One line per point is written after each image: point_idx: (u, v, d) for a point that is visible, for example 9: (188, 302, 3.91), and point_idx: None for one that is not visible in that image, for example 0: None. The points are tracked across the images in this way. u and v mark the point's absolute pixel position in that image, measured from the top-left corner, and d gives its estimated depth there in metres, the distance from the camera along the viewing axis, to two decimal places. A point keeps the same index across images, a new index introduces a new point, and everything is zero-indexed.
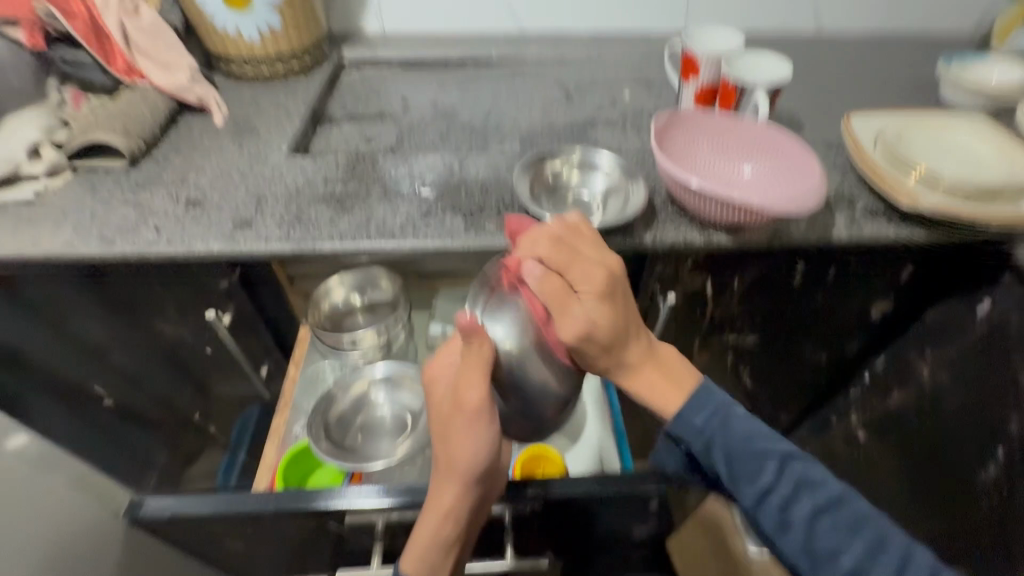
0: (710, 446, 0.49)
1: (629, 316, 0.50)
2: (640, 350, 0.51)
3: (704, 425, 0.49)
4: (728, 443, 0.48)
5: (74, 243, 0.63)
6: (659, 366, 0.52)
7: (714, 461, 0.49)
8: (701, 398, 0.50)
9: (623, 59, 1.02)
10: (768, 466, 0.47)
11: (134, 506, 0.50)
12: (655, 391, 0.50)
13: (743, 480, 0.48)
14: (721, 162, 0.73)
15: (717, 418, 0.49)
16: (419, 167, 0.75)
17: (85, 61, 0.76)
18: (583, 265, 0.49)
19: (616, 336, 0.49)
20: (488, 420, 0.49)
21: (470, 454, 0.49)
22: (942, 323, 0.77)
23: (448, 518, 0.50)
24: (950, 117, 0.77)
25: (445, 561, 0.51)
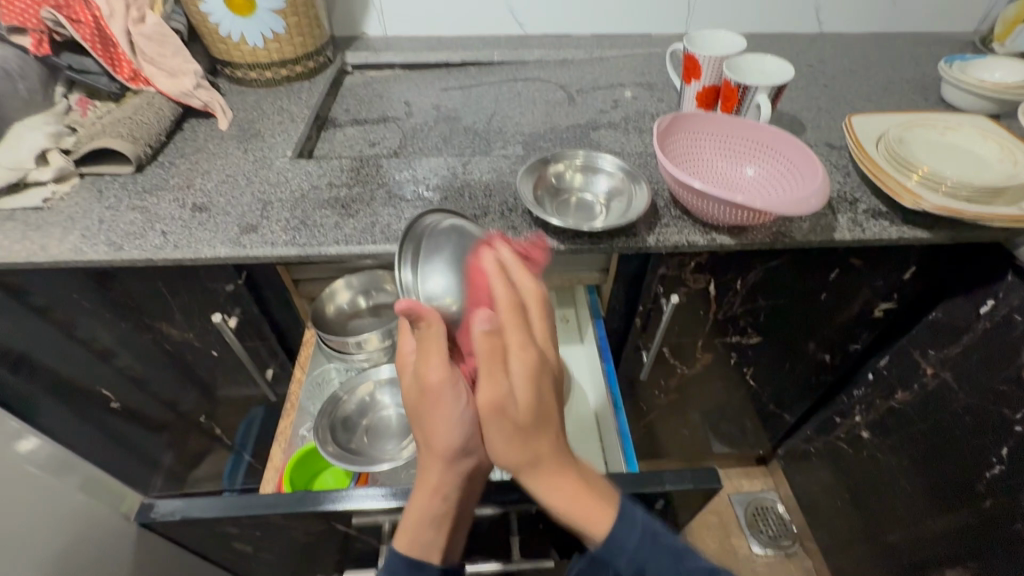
0: (641, 575, 0.42)
1: (553, 417, 0.44)
2: (558, 456, 0.44)
3: (632, 561, 0.42)
4: (657, 573, 0.42)
5: (82, 248, 0.63)
6: (575, 477, 0.44)
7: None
8: (626, 518, 0.43)
9: (624, 61, 1.03)
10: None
11: (144, 510, 0.51)
12: (567, 498, 0.43)
13: None
14: (723, 164, 0.73)
15: (645, 545, 0.42)
16: (422, 170, 0.76)
17: (92, 68, 0.77)
18: (513, 340, 0.43)
19: (534, 419, 0.43)
20: (458, 398, 0.46)
21: (445, 433, 0.46)
22: (945, 323, 0.77)
23: (436, 492, 0.46)
24: (953, 118, 0.77)
25: (439, 539, 0.47)
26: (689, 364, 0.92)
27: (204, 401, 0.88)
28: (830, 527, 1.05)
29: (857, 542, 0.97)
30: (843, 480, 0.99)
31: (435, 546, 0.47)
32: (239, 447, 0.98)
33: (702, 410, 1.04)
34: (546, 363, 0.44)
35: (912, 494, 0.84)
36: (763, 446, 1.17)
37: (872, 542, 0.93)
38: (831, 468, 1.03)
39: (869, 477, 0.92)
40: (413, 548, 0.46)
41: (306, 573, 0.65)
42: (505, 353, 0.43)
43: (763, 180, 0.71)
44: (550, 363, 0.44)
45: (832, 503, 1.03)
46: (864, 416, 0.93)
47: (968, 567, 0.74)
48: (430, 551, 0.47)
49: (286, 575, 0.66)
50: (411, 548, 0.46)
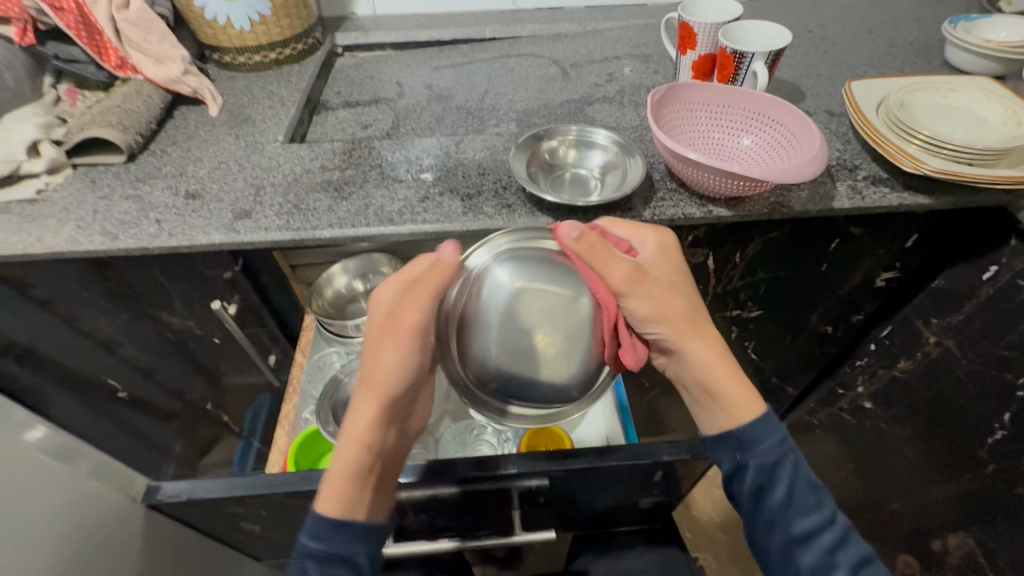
0: (770, 470, 0.48)
1: (690, 314, 0.51)
2: (704, 348, 0.51)
3: (775, 449, 0.48)
4: (784, 476, 0.48)
5: (78, 238, 0.63)
6: (727, 363, 0.51)
7: (770, 490, 0.48)
8: (768, 420, 0.50)
9: (619, 33, 1.01)
10: (820, 507, 0.48)
11: (151, 492, 0.52)
12: (725, 385, 0.50)
13: (797, 509, 0.47)
14: (719, 135, 0.72)
15: (787, 447, 0.49)
16: (416, 150, 0.75)
17: (80, 57, 0.76)
18: (619, 268, 0.49)
19: (671, 323, 0.51)
20: (410, 343, 0.50)
21: (389, 371, 0.50)
22: (949, 290, 0.76)
23: (361, 446, 0.48)
24: (955, 80, 0.75)
25: (365, 495, 0.48)
26: None
27: (213, 389, 0.90)
28: (833, 496, 1.06)
29: (859, 510, 0.99)
30: (845, 450, 1.00)
31: (356, 502, 0.47)
32: (249, 433, 1.00)
33: None
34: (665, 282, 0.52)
35: (915, 462, 0.84)
36: (767, 419, 1.18)
37: (873, 509, 0.95)
38: (834, 439, 1.03)
39: (871, 446, 0.93)
40: (333, 507, 0.47)
41: None
42: (624, 279, 0.49)
43: (761, 150, 0.70)
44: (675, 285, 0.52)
45: (834, 473, 1.05)
46: (866, 386, 0.93)
47: (969, 532, 0.75)
48: (349, 505, 0.47)
49: (295, 553, 0.68)
50: (332, 504, 0.47)
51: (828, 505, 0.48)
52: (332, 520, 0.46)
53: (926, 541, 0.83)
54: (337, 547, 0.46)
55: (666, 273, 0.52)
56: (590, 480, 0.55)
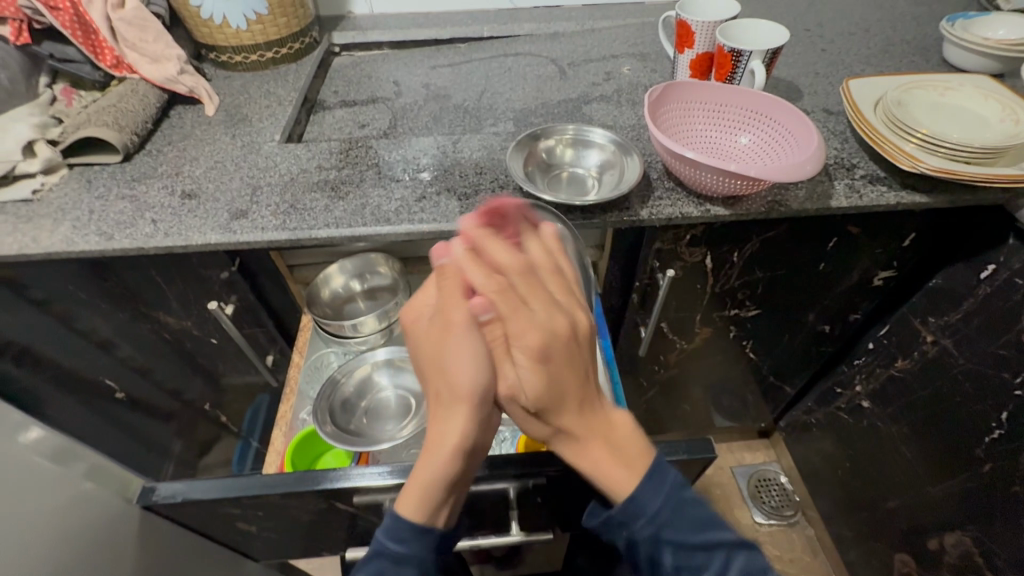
0: (658, 539, 0.43)
1: (553, 384, 0.43)
2: (573, 421, 0.44)
3: (654, 517, 0.43)
4: (670, 541, 0.43)
5: (74, 239, 0.63)
6: (594, 441, 0.44)
7: (658, 560, 0.43)
8: (656, 476, 0.44)
9: (617, 31, 1.00)
10: (715, 557, 0.43)
11: (146, 493, 0.51)
12: (599, 464, 0.44)
13: (691, 570, 0.43)
14: (717, 134, 0.72)
15: (669, 506, 0.43)
16: (413, 150, 0.75)
17: (75, 56, 0.76)
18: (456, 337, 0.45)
19: (551, 401, 0.43)
20: (483, 335, 0.45)
21: (471, 374, 0.44)
22: (946, 289, 0.76)
23: (455, 452, 0.45)
24: (953, 79, 0.75)
25: (449, 499, 0.46)
26: (689, 338, 0.92)
27: (210, 389, 0.90)
28: (831, 495, 1.06)
29: (857, 510, 0.98)
30: (843, 449, 1.00)
31: (443, 507, 0.46)
32: (247, 433, 1.00)
33: (704, 383, 1.04)
34: (563, 339, 0.43)
35: (912, 461, 0.84)
36: (766, 419, 1.18)
37: (872, 508, 0.95)
38: (832, 438, 1.03)
39: (869, 445, 0.93)
40: (420, 515, 0.45)
41: (310, 552, 0.67)
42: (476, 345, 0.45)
43: (758, 149, 0.70)
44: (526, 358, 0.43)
45: (832, 472, 1.04)
46: (864, 385, 0.93)
47: (967, 531, 0.75)
48: (429, 510, 0.45)
49: (292, 554, 0.67)
50: (415, 509, 0.45)
51: (723, 551, 0.43)
52: (416, 525, 0.44)
53: (925, 539, 0.83)
54: (410, 551, 0.44)
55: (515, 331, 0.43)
56: (588, 480, 0.55)
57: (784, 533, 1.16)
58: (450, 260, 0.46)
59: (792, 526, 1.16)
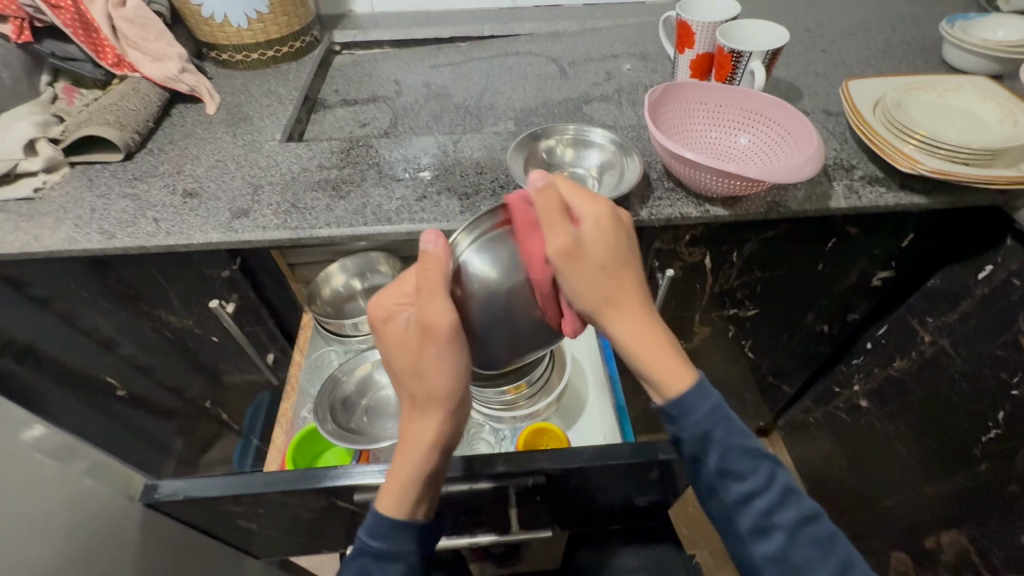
0: (705, 438, 0.46)
1: (625, 285, 0.48)
2: (639, 317, 0.48)
3: (703, 420, 0.46)
4: (715, 443, 0.45)
5: (76, 237, 0.63)
6: (656, 337, 0.48)
7: (703, 461, 0.46)
8: (701, 390, 0.47)
9: (618, 31, 1.01)
10: (759, 469, 0.45)
11: (149, 490, 0.52)
12: (654, 358, 0.47)
13: (733, 478, 0.45)
14: (717, 134, 0.72)
15: (719, 416, 0.46)
16: (414, 149, 0.75)
17: (76, 54, 0.76)
18: (553, 239, 0.45)
19: (617, 299, 0.47)
20: (456, 344, 0.46)
21: (444, 379, 0.47)
22: (944, 289, 0.76)
23: (428, 448, 0.49)
24: (953, 80, 0.75)
25: (426, 494, 0.49)
26: (688, 337, 0.93)
27: (212, 387, 0.90)
28: (829, 494, 1.06)
29: (855, 508, 0.99)
30: (841, 448, 1.01)
31: (419, 502, 0.49)
32: (247, 431, 1.00)
33: (702, 382, 1.05)
34: (619, 250, 0.48)
35: (909, 459, 0.85)
36: (764, 418, 1.18)
37: (869, 506, 0.95)
38: (830, 436, 1.04)
39: (866, 444, 0.94)
40: (397, 509, 0.48)
41: (311, 549, 0.67)
42: (558, 252, 0.44)
43: (758, 149, 0.70)
44: (610, 255, 0.47)
45: (830, 471, 1.05)
46: (862, 384, 0.93)
47: (962, 529, 0.75)
48: (409, 506, 0.48)
49: (293, 551, 0.68)
50: (395, 507, 0.48)
51: (766, 468, 0.46)
52: (392, 521, 0.48)
53: (922, 537, 0.83)
54: (387, 546, 0.48)
55: (599, 241, 0.47)
56: (586, 480, 0.56)
57: None
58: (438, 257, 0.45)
59: None
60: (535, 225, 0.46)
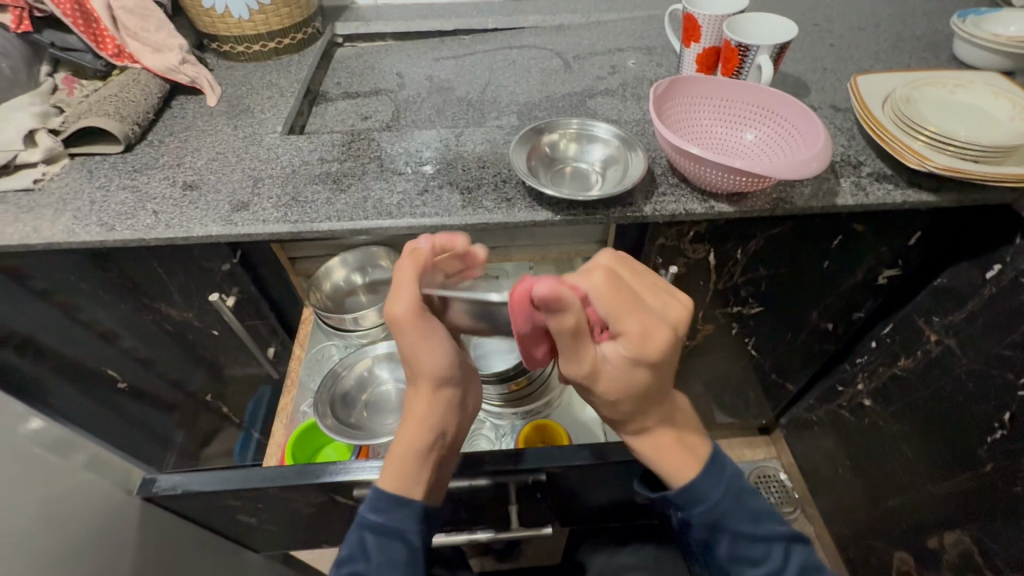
0: (718, 524, 0.47)
1: (648, 398, 0.46)
2: (656, 418, 0.48)
3: (716, 509, 0.46)
4: (730, 531, 0.47)
5: (75, 229, 0.63)
6: (672, 441, 0.48)
7: (716, 545, 0.48)
8: (713, 477, 0.47)
9: (623, 24, 0.99)
10: (772, 549, 0.47)
11: (147, 484, 0.52)
12: (663, 462, 0.48)
13: (747, 560, 0.47)
14: (723, 130, 0.71)
15: (729, 501, 0.47)
16: (415, 142, 0.74)
17: (76, 45, 0.76)
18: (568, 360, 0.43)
19: (634, 412, 0.46)
20: (424, 329, 0.46)
21: (421, 361, 0.47)
22: (952, 289, 0.76)
23: (420, 425, 0.48)
24: (963, 75, 0.74)
25: (423, 474, 0.48)
26: (691, 335, 0.92)
27: (212, 380, 0.90)
28: (831, 493, 1.06)
29: (857, 508, 0.98)
30: (844, 447, 1.00)
31: (416, 481, 0.48)
32: (248, 424, 1.00)
33: (705, 379, 1.04)
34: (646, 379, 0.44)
35: (913, 460, 0.84)
36: (767, 416, 1.18)
37: (872, 506, 0.94)
38: (833, 435, 1.03)
39: (870, 443, 0.93)
40: (394, 485, 0.47)
41: (310, 544, 0.67)
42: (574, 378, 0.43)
43: (764, 145, 0.69)
44: (632, 377, 0.44)
45: (833, 470, 1.04)
46: (867, 383, 0.92)
47: (966, 530, 0.75)
48: (412, 485, 0.48)
49: (293, 546, 0.68)
50: (394, 482, 0.47)
51: (780, 547, 0.48)
52: (394, 495, 0.47)
53: (925, 538, 0.83)
54: (391, 520, 0.46)
55: (617, 371, 0.44)
56: (588, 477, 0.55)
57: None
58: (423, 252, 0.48)
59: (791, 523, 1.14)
60: (539, 335, 0.42)
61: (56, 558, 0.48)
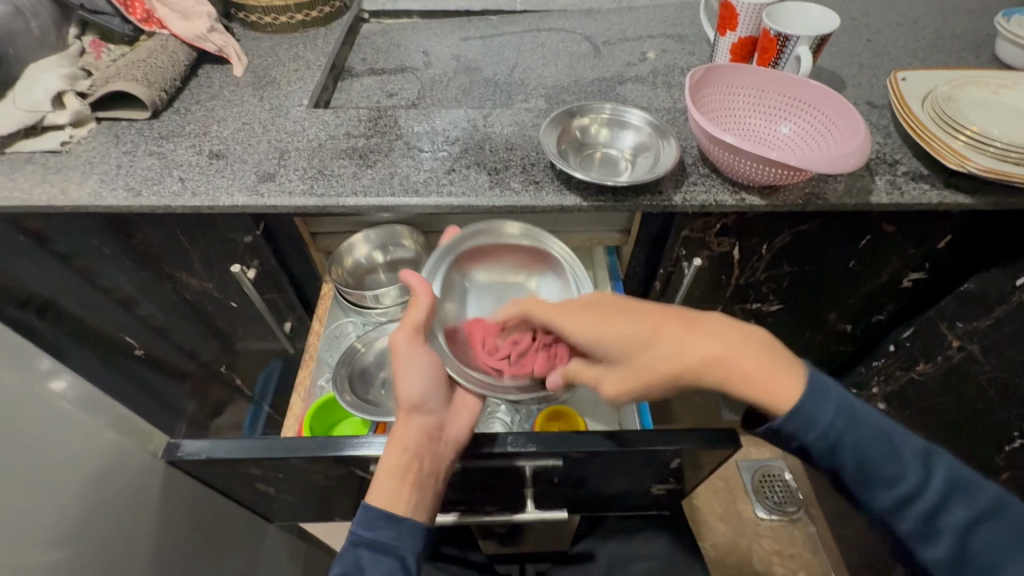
0: (842, 451, 0.42)
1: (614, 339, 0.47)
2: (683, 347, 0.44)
3: (828, 434, 0.41)
4: (855, 462, 0.42)
5: (101, 192, 0.63)
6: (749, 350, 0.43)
7: (851, 470, 0.42)
8: (816, 394, 0.42)
9: (655, 11, 0.97)
10: (913, 473, 0.41)
11: (171, 449, 0.52)
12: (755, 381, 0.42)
13: (883, 484, 0.42)
14: (757, 122, 0.70)
15: (850, 420, 0.42)
16: (441, 122, 0.73)
17: (105, 8, 0.75)
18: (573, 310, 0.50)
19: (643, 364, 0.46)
20: (409, 357, 0.53)
21: (405, 389, 0.53)
22: (979, 295, 0.73)
23: (399, 446, 0.51)
24: (1007, 76, 0.72)
25: (407, 494, 0.50)
26: None
27: (225, 352, 0.90)
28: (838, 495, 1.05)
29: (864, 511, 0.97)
30: None
31: (404, 500, 0.50)
32: (259, 397, 1.00)
33: None
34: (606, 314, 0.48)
35: None
36: None
37: None
38: None
39: None
40: (378, 498, 0.50)
41: (323, 517, 0.68)
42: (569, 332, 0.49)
43: (799, 138, 0.68)
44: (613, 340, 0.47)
45: None
46: (883, 387, 0.91)
47: None
48: (401, 504, 0.50)
49: (304, 518, 0.68)
50: (381, 498, 0.49)
51: (922, 463, 0.42)
52: (384, 512, 0.49)
53: None
54: (385, 535, 0.49)
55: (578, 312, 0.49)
56: (604, 465, 0.55)
57: (786, 529, 1.11)
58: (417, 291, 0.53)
59: (794, 522, 1.12)
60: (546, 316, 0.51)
61: (80, 518, 0.48)
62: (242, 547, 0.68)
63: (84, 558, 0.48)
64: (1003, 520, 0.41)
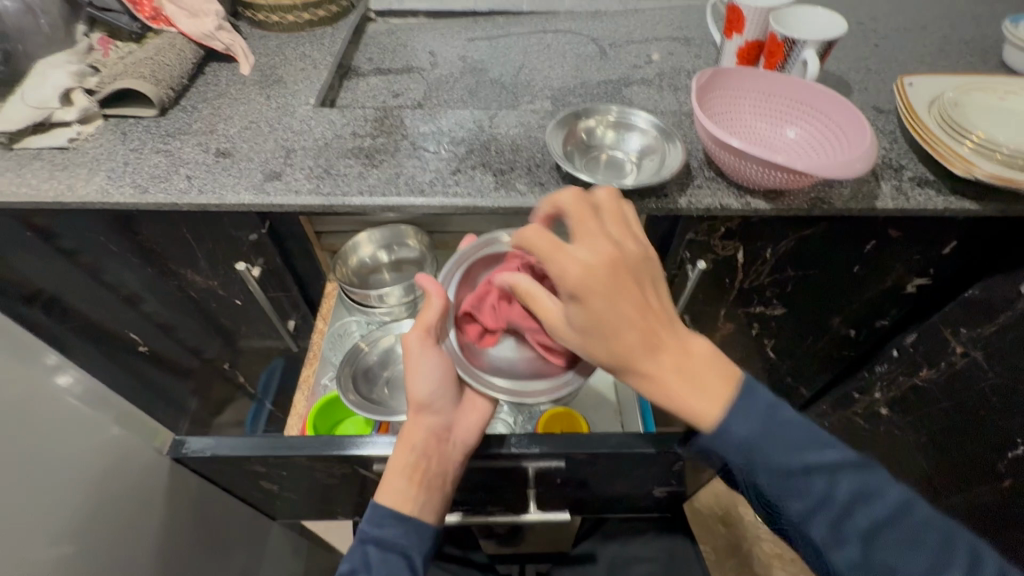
0: (753, 463, 0.41)
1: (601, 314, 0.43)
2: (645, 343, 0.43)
3: (747, 441, 0.41)
4: (765, 471, 0.41)
5: (109, 189, 0.63)
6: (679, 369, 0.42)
7: (757, 475, 0.41)
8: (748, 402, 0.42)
9: (661, 14, 0.97)
10: (817, 484, 0.40)
11: (177, 446, 0.52)
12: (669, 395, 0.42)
13: (793, 495, 0.41)
14: (763, 125, 0.70)
15: (762, 433, 0.41)
16: (447, 123, 0.73)
17: (113, 6, 0.75)
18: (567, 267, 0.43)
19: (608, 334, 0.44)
20: (423, 356, 0.53)
21: (416, 387, 0.53)
22: (983, 301, 0.73)
23: (408, 446, 0.51)
24: (1014, 83, 0.72)
25: (415, 494, 0.50)
26: (710, 332, 0.92)
27: (227, 349, 0.91)
28: None
29: None
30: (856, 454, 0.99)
31: (412, 500, 0.50)
32: (261, 394, 1.00)
33: None
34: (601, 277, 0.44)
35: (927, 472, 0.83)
36: None
37: None
38: None
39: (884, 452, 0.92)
40: (385, 497, 0.50)
41: (325, 515, 0.68)
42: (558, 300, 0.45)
43: (805, 142, 0.68)
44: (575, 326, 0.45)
45: None
46: (885, 393, 0.90)
47: None
48: (409, 504, 0.50)
49: (307, 516, 0.69)
50: (388, 498, 0.50)
51: (832, 475, 0.40)
52: (391, 512, 0.49)
53: None
54: (393, 534, 0.49)
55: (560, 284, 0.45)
56: (607, 467, 0.55)
57: None
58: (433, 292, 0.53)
59: None
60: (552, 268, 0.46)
61: (86, 513, 0.48)
62: (244, 543, 0.68)
63: (91, 552, 0.48)
64: (913, 523, 0.40)
